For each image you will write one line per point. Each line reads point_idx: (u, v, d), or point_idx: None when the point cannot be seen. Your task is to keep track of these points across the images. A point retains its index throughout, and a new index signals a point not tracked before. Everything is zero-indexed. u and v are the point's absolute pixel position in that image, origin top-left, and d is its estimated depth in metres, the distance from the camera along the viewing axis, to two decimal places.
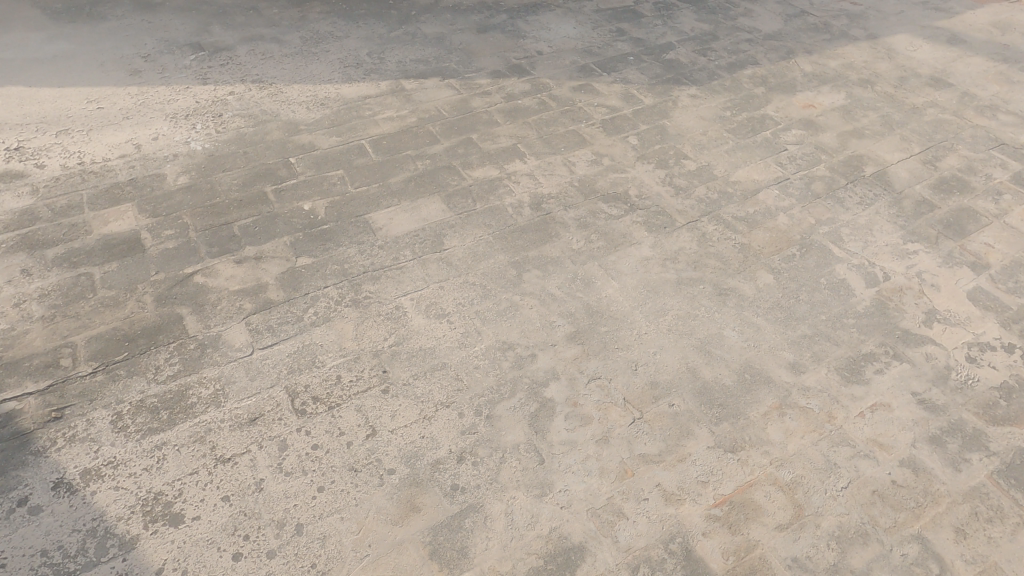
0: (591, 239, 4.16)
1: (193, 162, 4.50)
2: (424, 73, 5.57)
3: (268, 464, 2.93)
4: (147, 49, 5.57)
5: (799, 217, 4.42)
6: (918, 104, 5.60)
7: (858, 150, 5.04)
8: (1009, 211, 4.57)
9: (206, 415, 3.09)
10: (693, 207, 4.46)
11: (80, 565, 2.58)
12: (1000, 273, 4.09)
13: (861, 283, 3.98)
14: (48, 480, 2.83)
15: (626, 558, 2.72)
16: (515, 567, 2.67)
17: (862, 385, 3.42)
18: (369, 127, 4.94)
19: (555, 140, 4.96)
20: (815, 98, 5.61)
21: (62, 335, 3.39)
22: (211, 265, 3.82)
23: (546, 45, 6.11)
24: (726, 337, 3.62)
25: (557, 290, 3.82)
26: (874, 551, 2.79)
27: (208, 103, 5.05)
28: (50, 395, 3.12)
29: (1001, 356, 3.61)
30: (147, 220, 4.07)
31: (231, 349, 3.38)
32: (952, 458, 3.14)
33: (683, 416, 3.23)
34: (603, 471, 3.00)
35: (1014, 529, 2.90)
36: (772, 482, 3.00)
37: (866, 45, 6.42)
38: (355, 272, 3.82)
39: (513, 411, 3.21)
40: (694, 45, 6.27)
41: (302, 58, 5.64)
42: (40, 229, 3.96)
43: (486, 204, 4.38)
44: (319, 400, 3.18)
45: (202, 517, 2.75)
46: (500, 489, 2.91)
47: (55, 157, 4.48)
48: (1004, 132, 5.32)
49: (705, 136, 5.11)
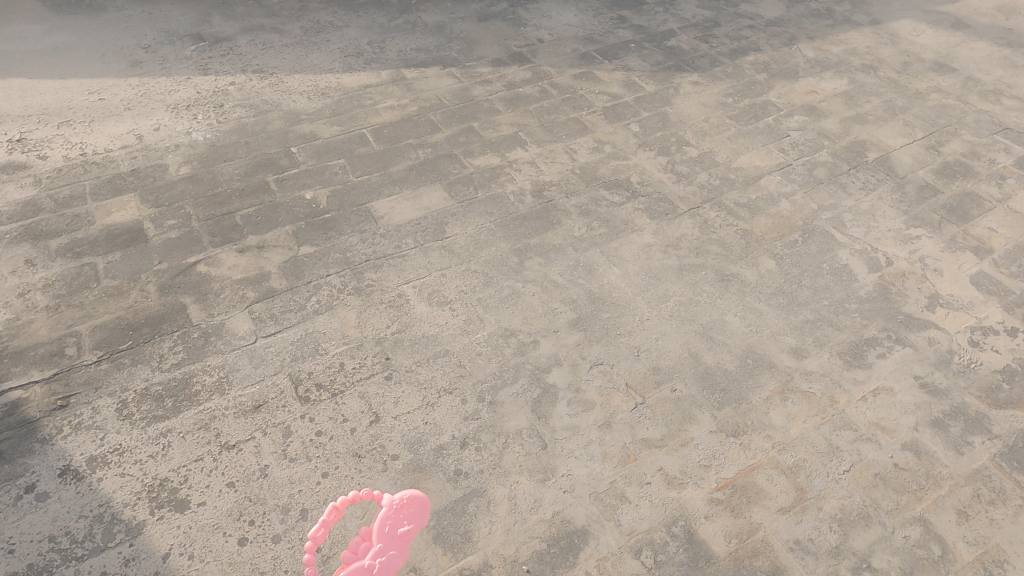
0: (592, 226, 4.16)
1: (195, 153, 4.51)
2: (425, 62, 5.56)
3: (272, 450, 2.95)
4: (147, 40, 5.57)
5: (801, 203, 4.41)
6: (921, 89, 5.57)
7: (860, 135, 5.02)
8: (1012, 195, 4.54)
9: (210, 402, 3.11)
10: (694, 194, 4.46)
11: (88, 550, 2.60)
12: (1003, 258, 4.08)
13: (864, 269, 3.97)
14: (55, 467, 2.85)
15: (628, 542, 2.73)
16: (518, 552, 2.69)
17: (864, 369, 3.42)
18: (369, 117, 4.93)
19: (557, 127, 4.95)
20: (817, 83, 5.58)
21: (67, 324, 3.41)
22: (213, 255, 3.83)
23: (546, 33, 6.09)
24: (727, 322, 3.62)
25: (560, 277, 3.82)
26: (876, 533, 2.80)
27: (210, 93, 5.05)
28: (56, 384, 3.14)
29: (1004, 339, 3.60)
30: (150, 210, 4.07)
31: (234, 338, 3.39)
32: (954, 441, 3.14)
33: (685, 401, 3.24)
34: (605, 455, 3.02)
35: (1017, 511, 2.91)
36: (774, 466, 3.00)
37: (868, 30, 6.39)
38: (357, 261, 3.83)
39: (515, 397, 3.22)
40: (696, 31, 6.24)
41: (303, 48, 5.64)
42: (44, 219, 3.97)
43: (487, 192, 4.37)
44: (323, 387, 3.20)
45: (208, 503, 2.77)
46: (504, 473, 2.93)
47: (58, 148, 4.49)
48: (1008, 116, 5.29)
49: (707, 123, 5.09)
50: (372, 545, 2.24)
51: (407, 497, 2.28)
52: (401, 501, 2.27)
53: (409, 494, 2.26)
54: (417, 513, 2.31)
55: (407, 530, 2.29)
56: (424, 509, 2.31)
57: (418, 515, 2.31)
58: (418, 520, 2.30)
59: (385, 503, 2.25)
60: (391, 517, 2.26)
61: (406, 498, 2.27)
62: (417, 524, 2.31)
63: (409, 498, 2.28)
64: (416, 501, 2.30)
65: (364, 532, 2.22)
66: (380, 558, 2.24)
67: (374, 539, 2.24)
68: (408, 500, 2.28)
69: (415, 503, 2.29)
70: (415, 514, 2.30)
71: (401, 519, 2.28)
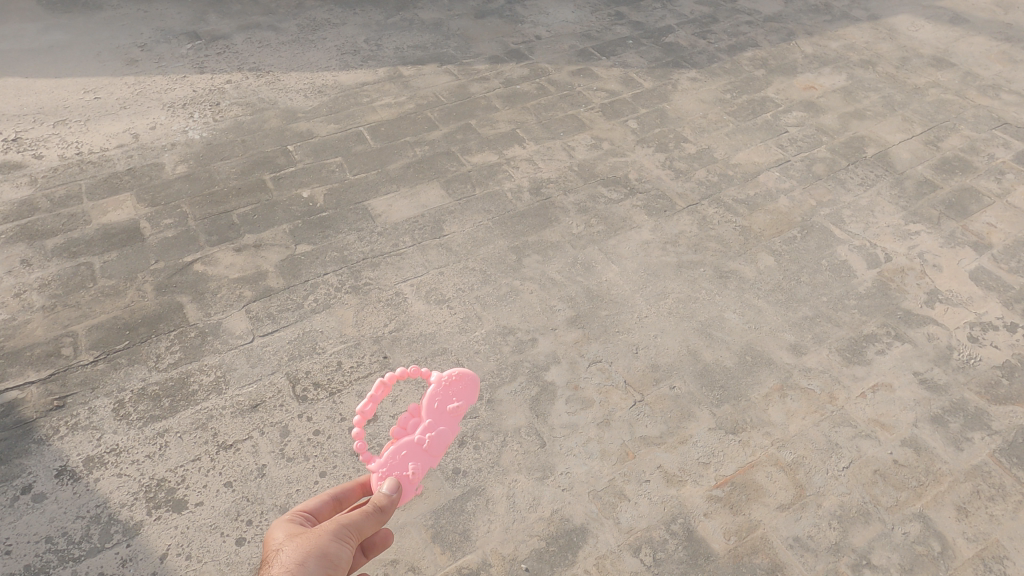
0: (591, 223, 4.15)
1: (192, 151, 4.49)
2: (423, 60, 5.54)
3: (270, 450, 2.94)
4: (143, 38, 5.55)
5: (800, 199, 4.40)
6: (920, 85, 5.56)
7: (859, 131, 5.01)
8: (1012, 190, 4.53)
9: (207, 402, 3.10)
10: (693, 190, 4.44)
11: (85, 551, 2.59)
12: (1002, 253, 4.07)
13: (863, 265, 3.96)
14: (51, 467, 2.84)
15: (628, 540, 2.73)
16: (517, 550, 2.68)
17: (863, 366, 3.41)
18: (366, 114, 4.91)
19: (554, 124, 4.94)
20: (815, 79, 5.57)
21: (63, 324, 3.39)
22: (210, 254, 3.81)
23: (544, 30, 6.07)
24: (726, 319, 3.61)
25: (558, 274, 3.81)
26: (876, 530, 2.79)
27: (206, 92, 5.03)
28: (52, 384, 3.13)
29: (1003, 335, 3.60)
30: (146, 209, 4.06)
31: (231, 337, 3.38)
32: (954, 437, 3.14)
33: (684, 398, 3.23)
34: (604, 453, 3.01)
35: (1017, 506, 2.90)
36: (773, 463, 3.00)
37: (867, 26, 6.37)
38: (355, 259, 3.82)
39: (514, 395, 3.21)
40: (694, 28, 6.22)
41: (299, 45, 5.62)
42: (39, 219, 3.96)
43: (485, 189, 4.36)
44: (321, 386, 3.19)
45: (206, 503, 2.76)
46: (502, 472, 2.92)
47: (53, 147, 4.48)
48: (1007, 111, 5.28)
49: (705, 119, 5.08)
50: (422, 421, 2.23)
51: (456, 374, 2.30)
52: (450, 378, 2.29)
53: (458, 370, 2.28)
54: (465, 391, 2.32)
55: (456, 407, 2.30)
56: (473, 387, 2.33)
57: (467, 394, 2.33)
58: (468, 397, 2.32)
59: (433, 379, 2.27)
60: (440, 394, 2.27)
61: (455, 375, 2.29)
62: (466, 403, 2.33)
63: (458, 374, 2.30)
64: (464, 379, 2.32)
65: (413, 407, 2.23)
66: (430, 433, 2.22)
67: (424, 414, 2.24)
68: (456, 377, 2.30)
69: (463, 380, 2.31)
70: (464, 391, 2.32)
71: (450, 396, 2.30)
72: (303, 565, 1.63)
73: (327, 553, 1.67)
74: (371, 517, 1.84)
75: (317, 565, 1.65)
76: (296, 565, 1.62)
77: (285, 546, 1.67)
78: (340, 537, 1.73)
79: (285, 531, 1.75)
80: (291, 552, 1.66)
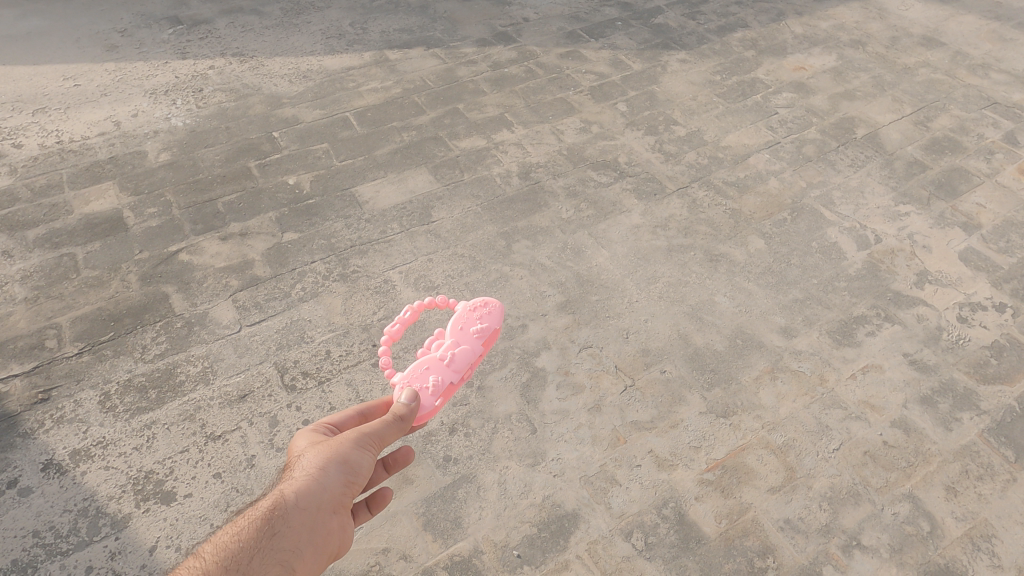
0: (580, 208, 4.12)
1: (175, 139, 4.42)
2: (409, 43, 5.46)
3: (259, 441, 2.91)
4: (123, 24, 5.44)
5: (789, 181, 4.39)
6: (910, 64, 5.53)
7: (849, 112, 4.99)
8: (1001, 170, 4.53)
9: (195, 392, 3.07)
10: (683, 173, 4.42)
11: (73, 545, 2.57)
12: (991, 233, 4.07)
13: (852, 247, 3.95)
14: (38, 461, 2.81)
15: (620, 525, 2.73)
16: (509, 536, 2.68)
17: (852, 348, 3.41)
18: (352, 100, 4.84)
19: (543, 108, 4.89)
20: (805, 60, 5.53)
21: (47, 316, 3.35)
22: (195, 243, 3.76)
23: (532, 12, 5.99)
24: (716, 303, 3.60)
25: (548, 259, 3.79)
26: (866, 511, 2.80)
27: (188, 77, 4.95)
28: (36, 377, 3.09)
29: (992, 315, 3.60)
30: (129, 198, 4.00)
31: (219, 327, 3.34)
32: (943, 418, 3.15)
33: (675, 382, 3.23)
34: (595, 439, 3.00)
35: (1005, 485, 2.92)
36: (764, 446, 3.00)
37: (857, 5, 6.33)
38: (342, 247, 3.78)
39: (504, 381, 3.20)
40: (683, 8, 6.17)
41: (283, 30, 5.53)
42: (20, 209, 3.89)
43: (473, 174, 4.32)
44: (310, 375, 3.16)
45: (195, 494, 2.74)
46: (493, 458, 2.91)
47: (33, 136, 4.40)
48: (996, 91, 5.27)
49: (695, 101, 5.04)
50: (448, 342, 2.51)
51: (481, 302, 2.63)
52: (475, 304, 2.62)
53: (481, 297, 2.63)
54: (489, 317, 2.60)
55: (479, 328, 2.56)
56: (497, 314, 2.62)
57: (492, 320, 2.61)
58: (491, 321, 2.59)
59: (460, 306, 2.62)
60: (465, 317, 2.58)
61: (479, 302, 2.63)
62: (491, 328, 2.59)
63: (482, 301, 2.63)
64: (489, 307, 2.63)
65: (439, 330, 2.56)
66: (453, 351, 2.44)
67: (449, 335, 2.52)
68: (481, 305, 2.63)
69: (487, 307, 2.62)
70: (488, 316, 2.60)
71: (474, 320, 2.58)
72: (324, 471, 1.66)
73: (348, 460, 1.70)
74: (392, 427, 1.86)
75: (338, 471, 1.68)
76: (316, 470, 1.66)
77: (307, 452, 1.70)
78: (362, 445, 1.75)
79: (309, 439, 1.78)
80: (312, 457, 1.68)
